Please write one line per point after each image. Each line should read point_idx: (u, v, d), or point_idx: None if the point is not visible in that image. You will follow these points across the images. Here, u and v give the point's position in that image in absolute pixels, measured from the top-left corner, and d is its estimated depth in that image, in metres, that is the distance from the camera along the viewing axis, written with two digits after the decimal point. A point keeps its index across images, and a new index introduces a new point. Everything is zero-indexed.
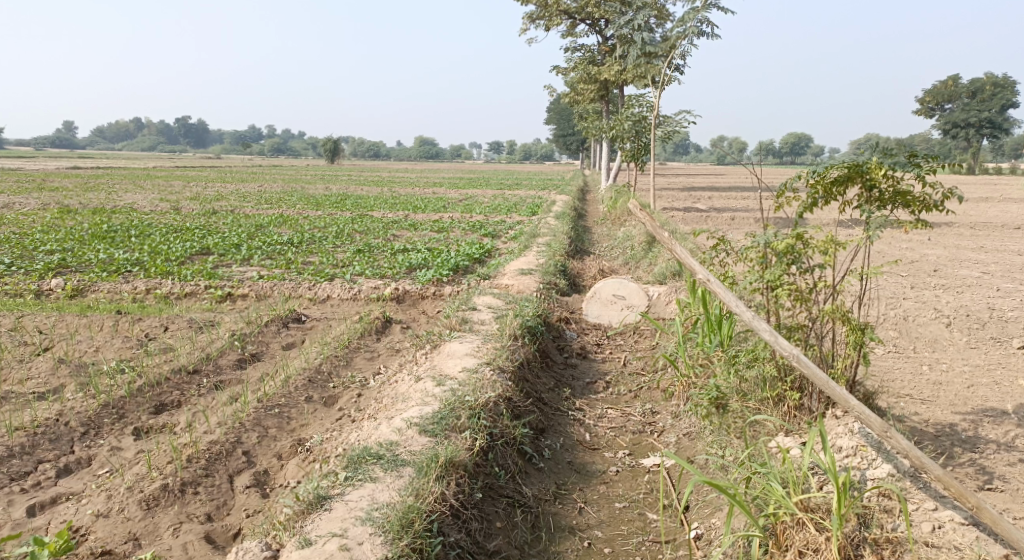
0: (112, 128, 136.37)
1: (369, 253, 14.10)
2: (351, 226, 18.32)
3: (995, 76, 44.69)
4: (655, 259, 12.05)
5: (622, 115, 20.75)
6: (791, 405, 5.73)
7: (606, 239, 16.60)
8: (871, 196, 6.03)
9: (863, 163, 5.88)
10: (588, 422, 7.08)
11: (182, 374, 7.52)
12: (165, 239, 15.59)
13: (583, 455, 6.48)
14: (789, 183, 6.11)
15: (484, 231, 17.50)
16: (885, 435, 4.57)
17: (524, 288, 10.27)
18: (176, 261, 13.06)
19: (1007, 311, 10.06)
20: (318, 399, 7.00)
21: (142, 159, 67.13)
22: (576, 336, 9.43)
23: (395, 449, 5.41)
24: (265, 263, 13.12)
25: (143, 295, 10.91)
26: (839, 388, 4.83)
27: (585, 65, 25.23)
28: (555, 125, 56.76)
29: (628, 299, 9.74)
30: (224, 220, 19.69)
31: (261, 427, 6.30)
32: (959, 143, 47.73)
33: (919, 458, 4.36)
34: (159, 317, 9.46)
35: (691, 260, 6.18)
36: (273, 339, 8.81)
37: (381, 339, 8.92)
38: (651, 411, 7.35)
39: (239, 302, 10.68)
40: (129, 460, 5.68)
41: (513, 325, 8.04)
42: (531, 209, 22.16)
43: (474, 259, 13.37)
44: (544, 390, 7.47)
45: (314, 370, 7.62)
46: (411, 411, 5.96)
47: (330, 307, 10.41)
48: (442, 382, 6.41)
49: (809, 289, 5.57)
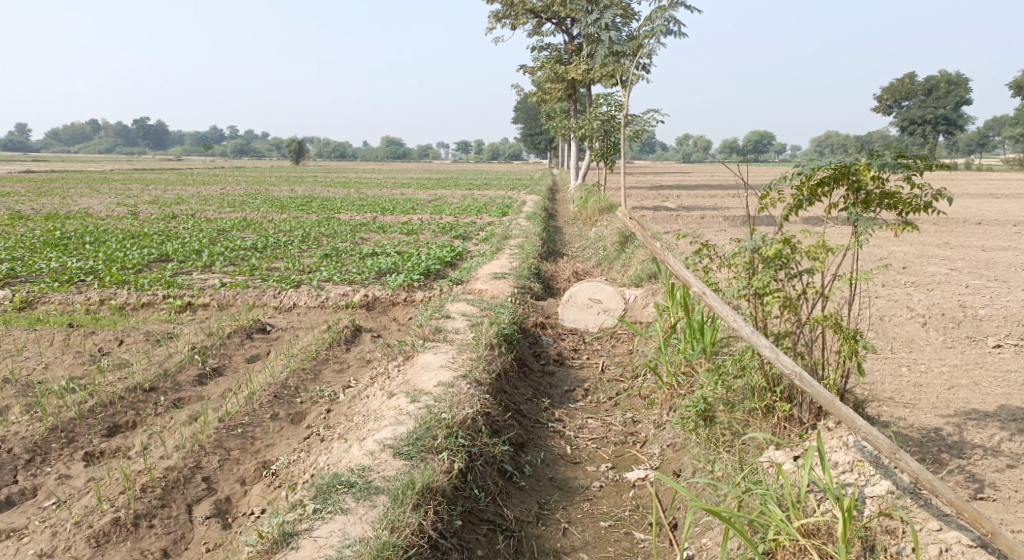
0: (70, 130, 133.65)
1: (336, 257, 13.73)
2: (317, 229, 17.91)
3: (950, 74, 45.22)
4: (629, 260, 11.81)
5: (590, 115, 20.53)
6: (780, 417, 5.37)
7: (577, 240, 16.35)
8: (857, 198, 5.66)
9: (851, 164, 5.53)
10: (569, 434, 6.79)
11: (137, 392, 7.11)
12: (121, 245, 15.06)
13: (565, 470, 6.18)
14: (773, 184, 5.76)
15: (454, 233, 17.16)
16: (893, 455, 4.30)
17: (498, 294, 9.96)
18: (132, 268, 12.58)
19: (980, 309, 9.93)
20: (284, 416, 6.63)
21: (100, 163, 65.66)
22: (553, 341, 9.14)
23: (366, 475, 5.06)
24: (228, 270, 12.69)
25: (98, 306, 10.44)
26: (842, 405, 4.54)
27: (552, 64, 25.01)
28: (522, 124, 56.57)
29: (605, 303, 9.48)
30: (184, 224, 19.14)
31: (222, 450, 5.92)
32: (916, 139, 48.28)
33: (929, 481, 4.10)
34: (114, 330, 9.04)
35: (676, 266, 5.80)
36: (236, 351, 8.41)
37: (350, 349, 8.55)
38: (632, 420, 7.07)
39: (201, 312, 10.25)
40: (78, 491, 5.29)
41: (489, 335, 7.72)
42: (501, 210, 21.85)
43: (444, 262, 13.05)
44: (522, 401, 7.15)
45: (279, 385, 7.24)
46: (383, 431, 5.62)
47: (296, 316, 10.02)
48: (416, 398, 6.06)
49: (798, 296, 5.27)
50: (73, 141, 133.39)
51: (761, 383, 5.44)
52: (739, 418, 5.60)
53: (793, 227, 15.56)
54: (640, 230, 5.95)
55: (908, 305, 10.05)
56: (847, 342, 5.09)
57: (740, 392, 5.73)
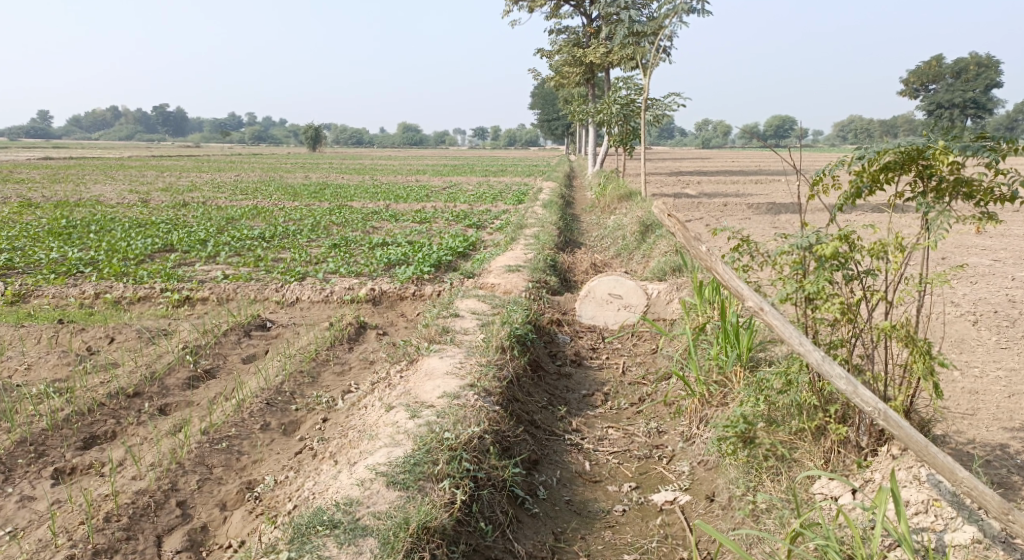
0: (89, 117, 134.09)
1: (345, 247, 13.14)
2: (328, 217, 17.32)
3: (979, 55, 43.76)
4: (651, 251, 11.14)
5: (609, 99, 19.76)
6: (834, 440, 4.77)
7: (595, 229, 15.66)
8: (928, 186, 4.95)
9: (923, 147, 4.83)
10: (587, 447, 6.16)
11: (119, 398, 6.54)
12: (125, 234, 14.56)
13: (583, 491, 5.56)
14: (829, 169, 5.08)
15: (468, 221, 16.51)
16: (999, 512, 3.65)
17: (512, 288, 9.29)
18: (133, 259, 12.02)
19: None
20: (276, 427, 6.03)
21: (117, 149, 65.46)
22: (570, 340, 8.49)
23: (355, 511, 4.45)
24: (232, 261, 12.12)
25: (92, 299, 9.88)
26: (935, 449, 3.87)
27: (570, 48, 24.24)
28: (540, 110, 55.69)
29: (625, 299, 8.78)
30: (193, 212, 18.63)
31: (203, 467, 5.33)
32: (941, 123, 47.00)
33: None
34: (105, 327, 8.48)
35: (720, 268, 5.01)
36: (232, 350, 7.82)
37: (354, 349, 7.94)
38: (657, 430, 6.43)
39: (199, 307, 9.68)
40: (36, 518, 4.72)
41: (501, 336, 7.06)
42: (517, 197, 21.16)
43: (457, 253, 12.42)
44: (536, 409, 6.53)
45: (273, 391, 6.63)
46: (378, 454, 5.00)
47: (299, 312, 9.44)
48: (417, 414, 5.43)
49: (856, 301, 4.62)
50: (91, 127, 133.72)
51: (811, 400, 4.82)
52: (783, 438, 5.00)
53: (821, 217, 14.79)
54: (674, 223, 5.14)
55: (952, 299, 9.28)
56: (919, 357, 4.42)
57: (785, 408, 5.13)
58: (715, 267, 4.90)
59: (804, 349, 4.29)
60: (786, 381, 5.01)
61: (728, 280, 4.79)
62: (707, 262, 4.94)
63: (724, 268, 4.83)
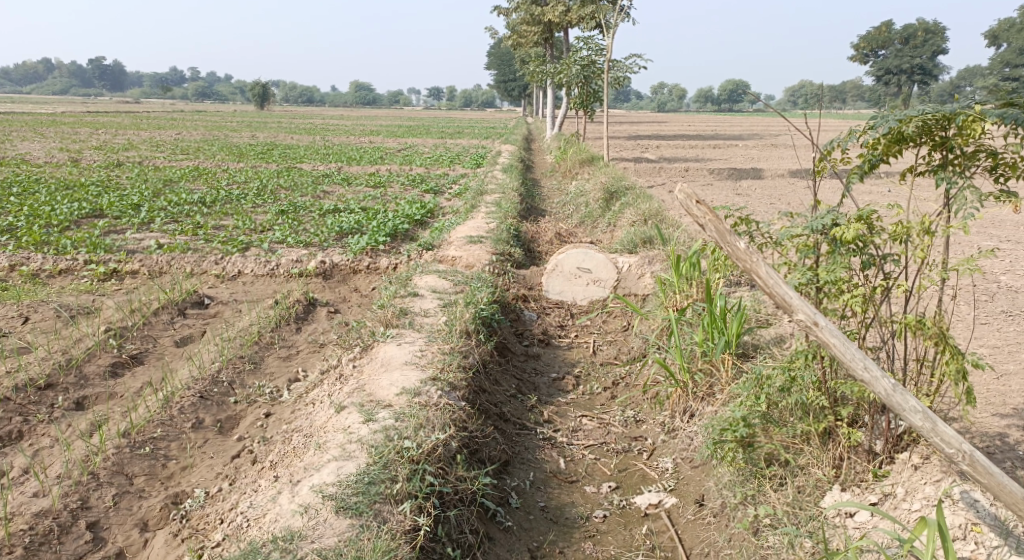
0: (23, 70, 128.44)
1: (293, 214, 12.28)
2: (275, 180, 16.36)
3: (928, 21, 43.49)
4: (618, 219, 10.51)
5: (569, 59, 18.94)
6: (845, 446, 4.27)
7: (556, 195, 15.03)
8: (947, 159, 4.29)
9: (951, 114, 4.15)
10: (560, 441, 5.55)
11: (27, 391, 5.74)
12: (51, 198, 13.44)
13: (559, 494, 4.95)
14: (840, 140, 4.44)
15: (424, 186, 15.69)
16: None
17: (474, 262, 8.60)
18: (58, 226, 11.01)
19: (1001, 274, 8.00)
20: (210, 425, 5.31)
21: (53, 105, 62.47)
22: (537, 317, 7.85)
23: (295, 549, 3.80)
24: (169, 228, 11.18)
25: (6, 273, 8.93)
26: (1006, 484, 3.40)
27: (528, 6, 23.35)
28: (496, 71, 54.63)
29: (595, 273, 8.13)
30: (128, 173, 17.46)
31: (121, 479, 4.65)
32: (891, 88, 46.77)
33: None
34: (18, 304, 7.60)
35: (765, 270, 3.88)
36: (164, 332, 7.03)
37: (301, 330, 7.20)
38: (635, 420, 5.85)
39: (128, 281, 8.83)
40: None
41: (464, 319, 6.36)
42: (475, 161, 20.45)
43: (414, 221, 11.67)
44: (503, 399, 5.89)
45: (208, 380, 5.87)
46: (326, 471, 4.32)
47: (241, 287, 8.65)
48: (372, 417, 4.75)
49: (876, 292, 4.03)
50: (25, 83, 127.98)
51: (821, 399, 4.29)
52: (785, 442, 4.45)
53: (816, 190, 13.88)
54: (699, 210, 4.00)
55: None
56: (952, 357, 3.86)
57: (786, 407, 4.58)
58: (755, 270, 3.90)
59: (870, 376, 3.62)
60: (789, 378, 4.46)
61: (774, 287, 3.83)
62: (745, 263, 3.91)
63: (769, 273, 3.85)
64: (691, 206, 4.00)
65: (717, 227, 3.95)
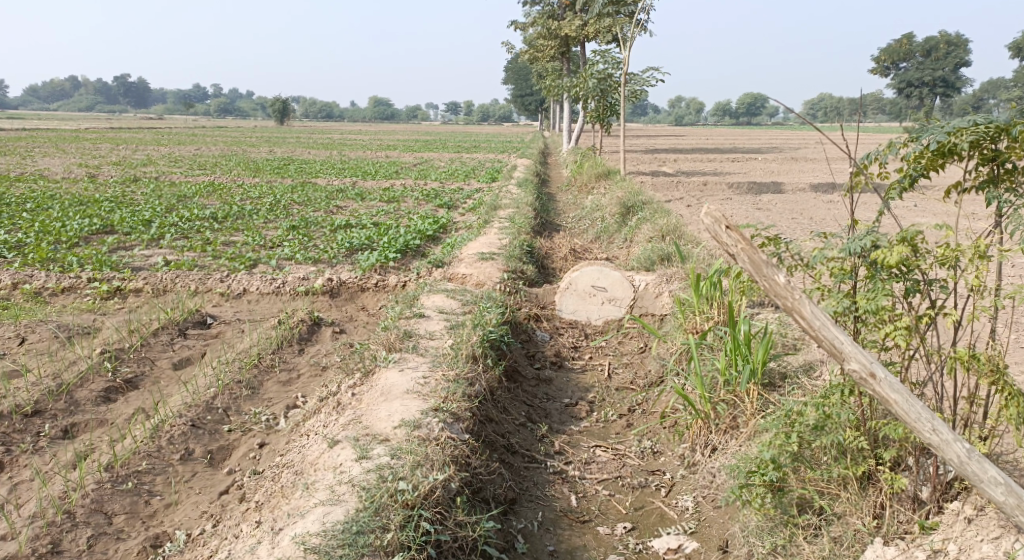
0: (48, 87, 130.15)
1: (304, 229, 12.02)
2: (289, 195, 16.14)
3: (950, 33, 42.98)
4: (635, 235, 10.14)
5: (585, 72, 18.64)
6: (888, 493, 3.89)
7: (572, 210, 14.70)
8: (998, 174, 3.90)
9: (1004, 125, 3.77)
10: (572, 475, 5.18)
11: (12, 418, 5.46)
12: (63, 213, 13.25)
13: (570, 536, 4.59)
14: (879, 153, 4.06)
15: (438, 201, 15.40)
16: None
17: (485, 281, 8.26)
18: (66, 243, 10.79)
19: None
20: (199, 456, 5.00)
21: (78, 121, 63.04)
22: (550, 338, 7.51)
23: None
24: (177, 244, 10.93)
25: (8, 291, 8.69)
26: None
27: (545, 19, 23.12)
28: (515, 85, 54.48)
29: (610, 291, 7.75)
30: (143, 188, 17.29)
31: (99, 518, 4.34)
32: (913, 100, 46.23)
33: None
34: (15, 324, 7.34)
35: (810, 308, 3.54)
36: (162, 354, 6.73)
37: (304, 351, 6.88)
38: (652, 451, 5.47)
39: (131, 299, 8.56)
40: None
41: (472, 343, 6.01)
42: (491, 175, 20.15)
43: (426, 236, 11.37)
44: (512, 429, 5.54)
45: (201, 406, 5.56)
46: (312, 517, 3.99)
47: (245, 306, 8.36)
48: (367, 454, 4.42)
49: (922, 322, 3.65)
50: (50, 99, 129.60)
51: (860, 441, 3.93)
52: (820, 486, 4.08)
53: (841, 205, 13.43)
54: (731, 238, 3.66)
55: None
56: (1008, 397, 3.48)
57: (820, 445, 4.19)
58: (798, 309, 3.57)
59: (939, 438, 3.31)
60: (823, 416, 4.11)
61: (821, 330, 3.51)
62: (787, 300, 3.58)
63: (814, 312, 3.53)
64: (721, 232, 3.68)
65: (750, 257, 3.64)
